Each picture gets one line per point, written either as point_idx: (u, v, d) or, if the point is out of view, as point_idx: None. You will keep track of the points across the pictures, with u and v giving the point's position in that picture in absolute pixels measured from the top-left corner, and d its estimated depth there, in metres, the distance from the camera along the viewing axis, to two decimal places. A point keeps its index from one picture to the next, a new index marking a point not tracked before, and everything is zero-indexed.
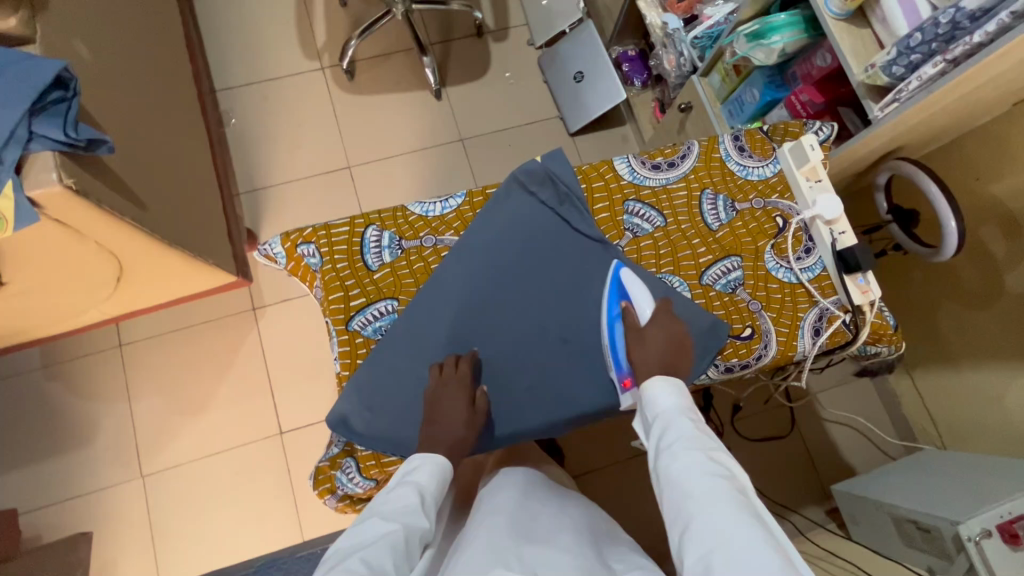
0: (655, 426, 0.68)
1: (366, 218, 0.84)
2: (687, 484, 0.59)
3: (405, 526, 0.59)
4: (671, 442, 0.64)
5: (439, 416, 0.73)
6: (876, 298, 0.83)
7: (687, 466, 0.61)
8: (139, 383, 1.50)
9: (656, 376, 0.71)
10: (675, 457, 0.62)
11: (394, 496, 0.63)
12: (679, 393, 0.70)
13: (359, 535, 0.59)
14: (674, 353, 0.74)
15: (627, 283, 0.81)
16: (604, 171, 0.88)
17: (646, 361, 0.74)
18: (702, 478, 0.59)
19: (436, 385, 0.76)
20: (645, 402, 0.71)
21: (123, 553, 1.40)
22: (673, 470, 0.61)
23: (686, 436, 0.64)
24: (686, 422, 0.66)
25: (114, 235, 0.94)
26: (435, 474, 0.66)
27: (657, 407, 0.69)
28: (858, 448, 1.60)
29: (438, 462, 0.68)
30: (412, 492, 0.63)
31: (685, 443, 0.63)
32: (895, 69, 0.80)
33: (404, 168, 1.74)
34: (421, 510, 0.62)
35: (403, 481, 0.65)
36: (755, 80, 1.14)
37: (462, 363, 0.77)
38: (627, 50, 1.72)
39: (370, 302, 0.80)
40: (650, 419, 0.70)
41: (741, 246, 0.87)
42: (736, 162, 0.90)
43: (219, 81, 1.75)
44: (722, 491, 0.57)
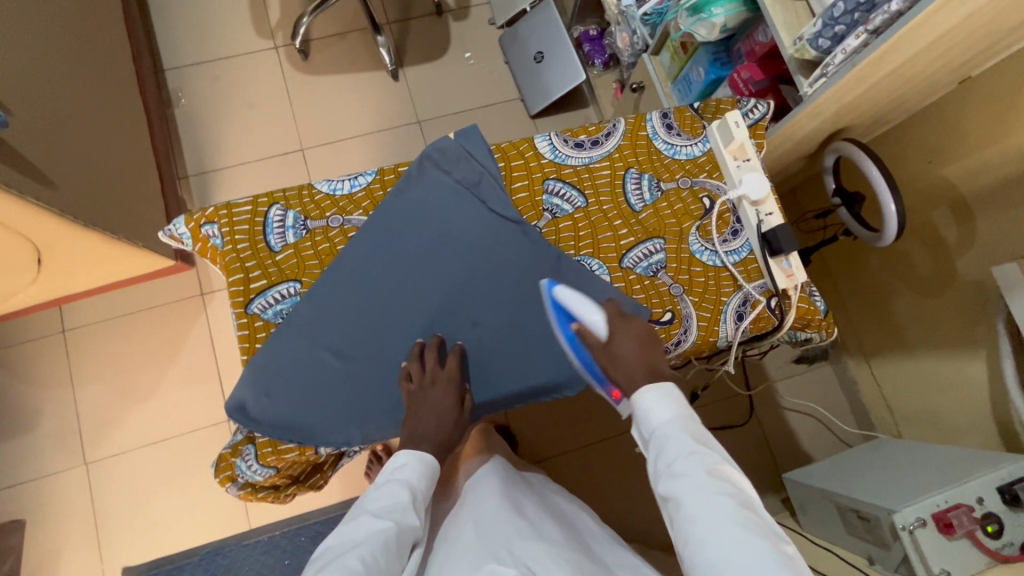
0: (653, 442, 0.64)
1: (270, 197, 0.80)
2: (692, 508, 0.57)
3: (396, 524, 0.65)
4: (671, 462, 0.61)
5: (427, 412, 0.73)
6: (800, 283, 0.80)
7: (693, 490, 0.58)
8: (84, 369, 1.47)
9: (644, 387, 0.66)
10: (679, 480, 0.59)
11: (385, 494, 0.67)
12: (674, 399, 0.65)
13: (352, 531, 0.64)
14: (648, 356, 0.70)
15: (563, 299, 0.73)
16: (524, 149, 0.85)
17: (628, 375, 0.68)
18: (711, 504, 0.56)
19: (423, 381, 0.74)
20: (636, 413, 0.66)
21: (67, 542, 1.38)
22: (678, 497, 0.58)
23: (688, 453, 0.61)
24: (685, 435, 0.62)
25: (21, 215, 0.90)
26: (421, 471, 0.70)
27: (653, 421, 0.65)
28: (817, 436, 1.59)
29: (424, 460, 0.71)
30: (401, 490, 0.68)
31: (687, 461, 0.60)
32: (821, 42, 0.77)
33: (359, 151, 1.69)
34: (410, 508, 0.67)
35: (390, 479, 0.69)
36: (700, 58, 1.11)
37: (452, 358, 0.76)
38: (589, 29, 1.66)
39: (272, 284, 0.77)
40: (644, 431, 0.66)
41: (665, 228, 0.84)
42: (664, 141, 0.87)
43: (168, 60, 1.69)
44: (735, 516, 0.55)
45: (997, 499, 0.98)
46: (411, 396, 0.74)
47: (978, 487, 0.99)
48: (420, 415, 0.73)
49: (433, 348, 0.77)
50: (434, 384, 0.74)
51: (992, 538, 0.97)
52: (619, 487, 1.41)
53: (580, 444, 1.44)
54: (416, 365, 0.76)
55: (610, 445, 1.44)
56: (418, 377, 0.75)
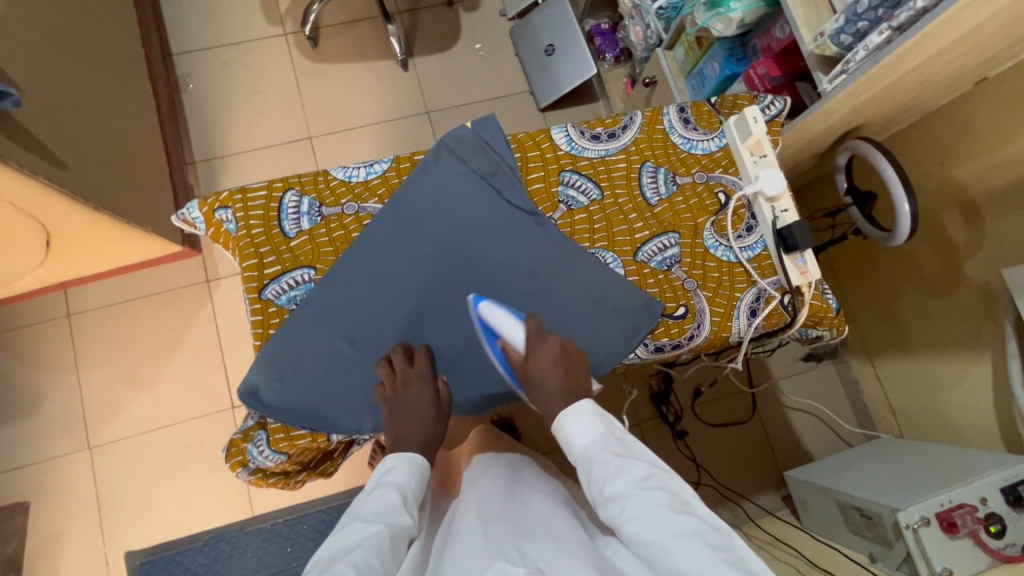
0: (580, 471, 0.65)
1: (285, 182, 0.80)
2: (629, 525, 0.57)
3: (389, 525, 0.61)
4: (600, 486, 0.61)
5: (405, 413, 0.73)
6: (814, 280, 0.80)
7: (625, 510, 0.58)
8: (88, 353, 1.47)
9: (561, 416, 0.68)
10: (611, 501, 0.60)
11: (374, 500, 0.65)
12: (590, 420, 0.67)
13: (343, 539, 0.60)
14: (566, 380, 0.71)
15: (488, 317, 0.75)
16: (540, 140, 0.84)
17: (546, 401, 0.71)
18: (646, 519, 0.56)
19: (396, 386, 0.74)
20: (563, 443, 0.68)
21: (70, 525, 1.39)
22: (616, 521, 0.58)
23: (612, 473, 0.61)
24: (607, 455, 0.63)
25: (32, 196, 0.90)
26: (411, 472, 0.69)
27: (577, 449, 0.66)
28: (818, 435, 1.60)
29: (413, 462, 0.71)
30: (391, 492, 0.66)
31: (613, 481, 0.61)
32: (843, 38, 0.77)
33: (367, 140, 1.68)
34: (403, 509, 0.64)
35: (380, 484, 0.68)
36: (716, 53, 1.10)
37: (420, 356, 0.76)
38: (601, 23, 1.64)
39: (286, 270, 0.77)
40: (572, 458, 0.67)
41: (679, 222, 0.84)
42: (680, 135, 0.87)
43: (177, 44, 1.68)
44: (673, 523, 0.55)
45: (1001, 500, 0.99)
46: (387, 403, 0.74)
47: (981, 487, 0.99)
48: (400, 419, 0.73)
49: (399, 352, 0.76)
50: (407, 386, 0.74)
51: (995, 538, 0.98)
52: None
53: None
54: (386, 370, 0.75)
55: None
56: (390, 381, 0.75)
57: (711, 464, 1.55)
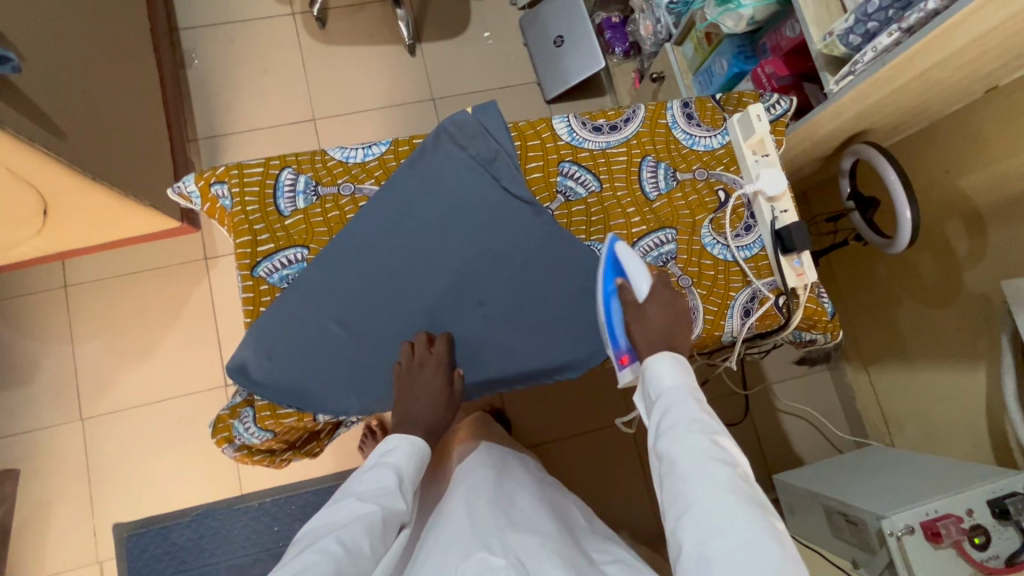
0: (658, 405, 0.65)
1: (282, 159, 0.79)
2: (687, 469, 0.58)
3: (381, 508, 0.65)
4: (675, 424, 0.62)
5: (414, 394, 0.74)
6: (810, 282, 0.79)
7: (691, 455, 0.59)
8: (83, 325, 1.47)
9: (664, 355, 0.68)
10: (679, 444, 0.60)
11: (375, 478, 0.67)
12: (687, 369, 0.67)
13: (336, 513, 0.64)
14: (671, 327, 0.71)
15: (620, 257, 0.74)
16: (541, 129, 0.83)
17: (647, 337, 0.70)
18: (708, 469, 0.58)
19: (412, 365, 0.75)
20: (648, 374, 0.68)
21: (60, 495, 1.39)
22: (677, 457, 0.59)
23: (693, 419, 0.62)
24: (691, 402, 0.64)
25: (30, 164, 0.89)
26: (410, 455, 0.71)
27: (663, 385, 0.66)
28: (809, 440, 1.60)
29: (414, 444, 0.72)
30: (389, 474, 0.68)
31: (691, 427, 0.61)
32: (851, 38, 0.76)
33: (371, 124, 1.67)
34: (396, 492, 0.67)
35: (380, 462, 0.70)
36: (725, 49, 1.09)
37: (440, 343, 0.77)
38: (612, 16, 1.63)
39: (279, 249, 0.76)
40: (651, 392, 0.67)
41: (678, 219, 0.83)
42: (683, 130, 0.86)
43: (183, 19, 1.67)
44: (730, 486, 0.56)
45: (986, 512, 0.99)
46: (400, 380, 0.75)
47: (967, 499, 0.99)
48: (408, 400, 0.74)
49: (422, 338, 0.77)
50: (421, 368, 0.75)
51: (979, 550, 0.98)
52: (609, 476, 1.42)
53: (574, 432, 1.44)
54: (407, 351, 0.76)
55: (603, 435, 1.45)
56: (408, 361, 0.76)
57: None
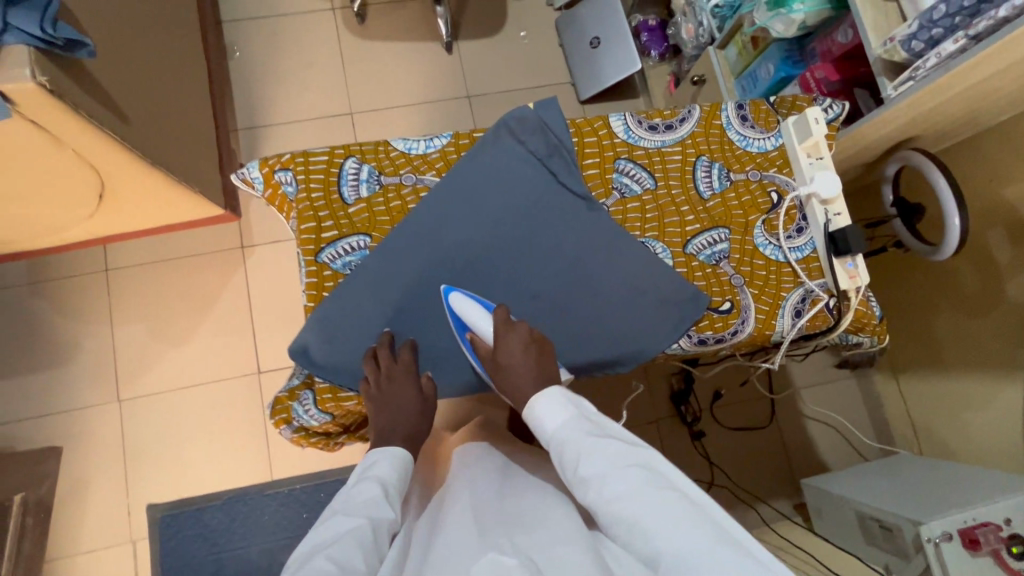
0: (556, 453, 0.65)
1: (346, 149, 0.80)
2: (608, 506, 0.58)
3: (369, 519, 0.60)
4: (577, 467, 0.62)
5: (388, 405, 0.74)
6: (863, 285, 0.80)
7: (605, 489, 0.59)
8: (123, 308, 1.50)
9: (535, 399, 0.69)
10: (586, 481, 0.61)
11: (359, 493, 0.64)
12: (565, 403, 0.68)
13: (323, 534, 0.59)
14: (537, 365, 0.71)
15: (458, 307, 0.76)
16: (598, 127, 0.85)
17: (517, 385, 0.71)
18: (626, 497, 0.58)
19: (380, 380, 0.74)
20: (535, 426, 0.68)
21: (96, 474, 1.42)
22: (594, 498, 0.60)
23: (588, 454, 0.62)
24: (583, 436, 0.64)
25: (97, 148, 0.91)
26: (394, 465, 0.69)
27: (550, 431, 0.66)
28: (835, 447, 1.60)
29: (394, 456, 0.70)
30: (374, 485, 0.65)
31: (590, 461, 0.62)
32: (914, 44, 0.76)
33: (407, 119, 1.69)
34: (385, 502, 0.63)
35: (364, 477, 0.67)
36: (772, 54, 1.10)
37: (405, 351, 0.77)
38: (648, 19, 1.64)
39: (342, 236, 0.78)
40: (544, 442, 0.67)
41: (731, 218, 0.84)
42: (737, 131, 0.87)
43: (226, 12, 1.70)
44: (652, 498, 0.57)
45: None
46: (372, 399, 0.74)
47: (1005, 508, 0.99)
48: (383, 414, 0.74)
49: (383, 346, 0.76)
50: (393, 379, 0.75)
51: (1015, 559, 0.96)
52: None
53: None
54: (371, 366, 0.75)
55: None
56: (375, 375, 0.75)
57: (728, 466, 1.56)
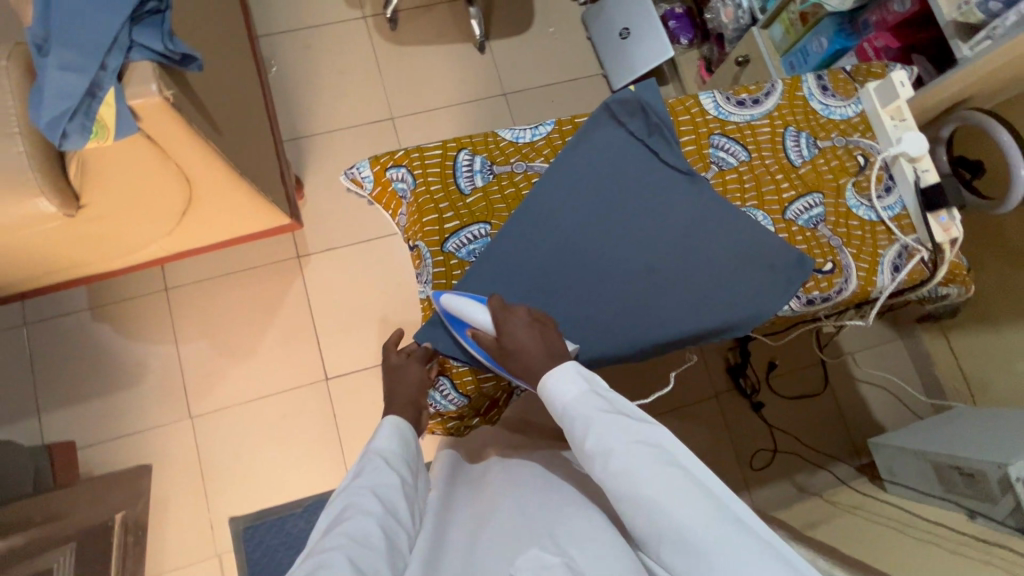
0: (566, 427, 0.64)
1: (458, 142, 0.84)
2: (619, 486, 0.58)
3: (374, 490, 0.66)
4: (586, 445, 0.61)
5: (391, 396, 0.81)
6: (958, 236, 0.84)
7: (612, 467, 0.59)
8: (186, 326, 1.51)
9: (544, 378, 0.67)
10: (594, 457, 0.60)
11: (362, 469, 0.69)
12: (575, 378, 0.66)
13: (336, 510, 0.65)
14: (541, 342, 0.70)
15: (451, 306, 0.75)
16: (691, 105, 0.88)
17: (524, 364, 0.69)
18: (636, 476, 0.57)
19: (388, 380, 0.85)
20: (546, 399, 0.67)
21: (175, 491, 1.42)
22: (605, 477, 0.59)
23: (596, 430, 0.61)
24: (593, 412, 0.62)
25: (196, 162, 0.93)
26: (391, 438, 0.73)
27: (561, 404, 0.65)
28: (888, 408, 1.64)
29: (391, 429, 0.75)
30: (375, 459, 0.70)
31: (599, 438, 0.60)
32: (991, 5, 0.81)
33: (447, 120, 1.72)
34: (388, 470, 0.69)
35: (365, 454, 0.72)
36: (825, 29, 1.15)
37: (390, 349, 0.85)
38: (675, 7, 1.70)
39: (464, 225, 0.81)
40: (554, 414, 0.66)
41: (823, 183, 0.88)
42: (819, 101, 0.91)
43: (261, 27, 1.71)
44: (661, 478, 0.56)
45: None
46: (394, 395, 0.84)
47: None
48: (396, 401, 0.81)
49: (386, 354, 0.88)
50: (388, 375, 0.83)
51: None
52: None
53: None
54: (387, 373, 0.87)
55: None
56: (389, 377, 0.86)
57: (794, 431, 1.61)
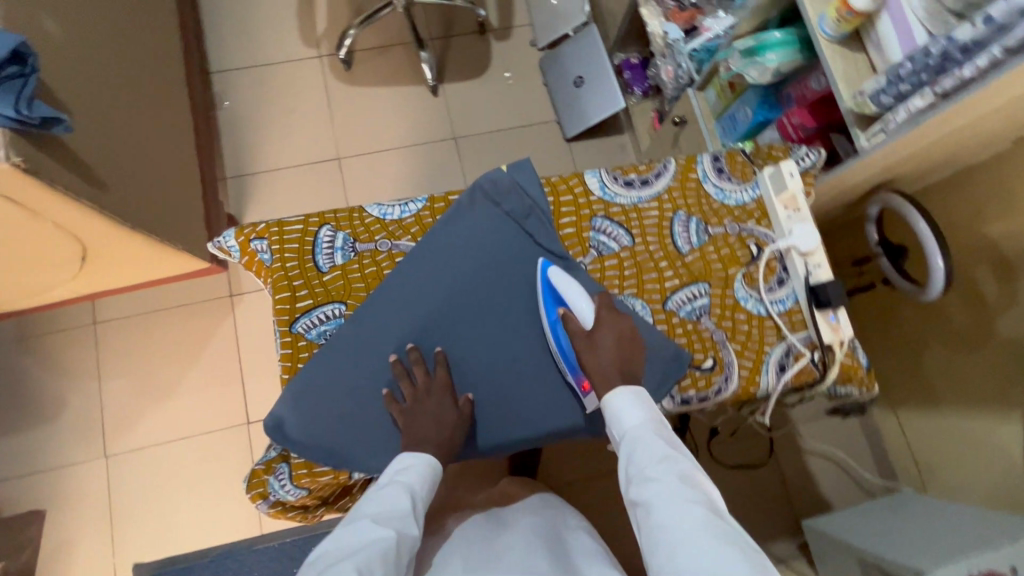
0: (623, 445, 0.65)
1: (321, 217, 0.81)
2: (660, 507, 0.57)
3: (396, 532, 0.62)
4: (641, 464, 0.62)
5: (422, 422, 0.73)
6: (846, 338, 0.79)
7: (658, 490, 0.58)
8: (110, 362, 1.49)
9: (621, 389, 0.68)
10: (647, 480, 0.60)
11: (385, 496, 0.65)
12: (648, 406, 0.67)
13: (349, 537, 0.61)
14: (627, 357, 0.71)
15: (557, 284, 0.76)
16: (574, 184, 0.85)
17: (602, 367, 0.70)
18: (679, 505, 0.56)
19: (417, 397, 0.74)
20: (610, 416, 0.68)
21: (81, 533, 1.39)
22: (647, 497, 0.58)
23: (657, 457, 0.61)
24: (656, 440, 0.63)
25: (75, 218, 0.91)
26: (424, 476, 0.69)
27: (626, 423, 0.66)
28: (836, 482, 1.56)
29: (426, 463, 0.70)
30: (401, 496, 0.66)
31: (655, 463, 0.61)
32: (883, 98, 0.77)
33: (394, 162, 1.71)
34: (410, 513, 0.65)
35: (391, 480, 0.68)
36: (749, 98, 1.11)
37: (440, 369, 0.76)
38: (631, 56, 1.66)
39: (317, 304, 0.78)
40: (616, 434, 0.67)
41: (710, 273, 0.83)
42: (714, 184, 0.87)
43: (215, 63, 1.72)
44: (702, 516, 0.55)
45: None
46: (404, 413, 0.73)
47: (1011, 555, 0.94)
48: (417, 428, 0.72)
49: (419, 363, 0.75)
50: (428, 397, 0.74)
51: None
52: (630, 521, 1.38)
53: (596, 472, 1.42)
54: (406, 382, 0.75)
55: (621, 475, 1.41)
56: (411, 393, 0.74)
57: (732, 503, 1.53)
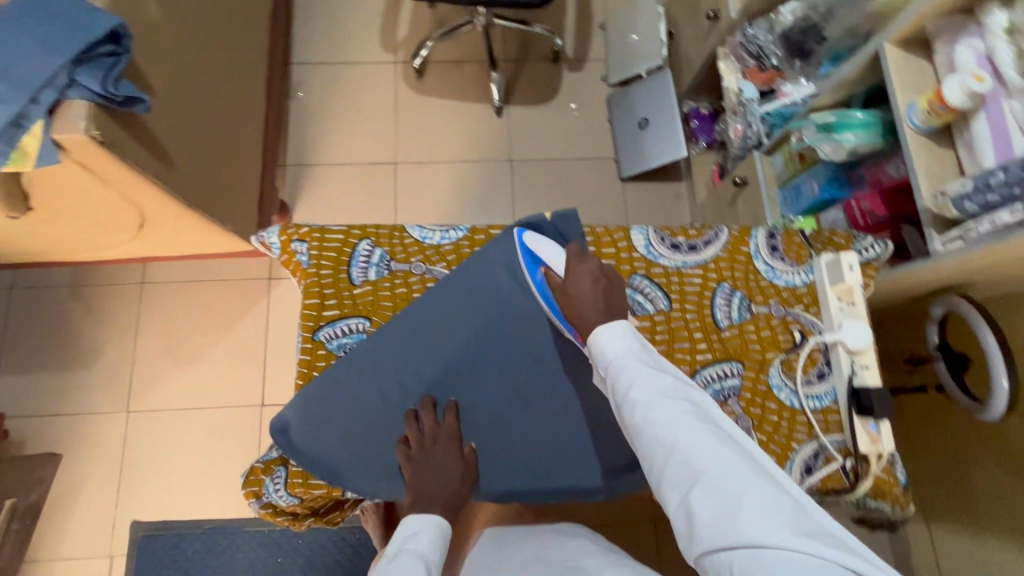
0: (608, 378, 0.61)
1: (362, 230, 0.82)
2: (656, 434, 0.54)
3: None
4: (628, 394, 0.58)
5: (428, 471, 0.72)
6: (885, 451, 0.73)
7: (652, 415, 0.55)
8: (149, 321, 1.56)
9: (601, 326, 0.64)
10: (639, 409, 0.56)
11: (396, 565, 0.61)
12: (625, 332, 0.62)
13: None
14: (607, 296, 0.68)
15: (533, 245, 0.77)
16: (618, 238, 0.82)
17: (588, 319, 0.66)
18: (674, 428, 0.54)
19: (424, 444, 0.73)
20: (593, 354, 0.63)
21: (90, 480, 1.45)
22: (640, 427, 0.56)
23: (642, 381, 0.58)
24: (642, 365, 0.59)
25: (138, 189, 0.96)
26: (435, 539, 0.66)
27: (607, 357, 0.61)
28: None
29: (436, 525, 0.68)
30: (414, 560, 0.62)
31: (641, 388, 0.57)
32: (966, 205, 0.72)
33: (447, 175, 1.73)
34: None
35: (401, 550, 0.64)
36: (818, 173, 1.06)
37: (448, 416, 0.75)
38: (700, 107, 1.64)
39: (343, 316, 0.78)
40: (600, 369, 0.63)
41: (746, 353, 0.79)
42: (765, 261, 0.83)
43: (298, 55, 1.80)
44: (698, 433, 0.53)
45: None
46: (410, 462, 0.72)
47: None
48: (426, 477, 0.71)
49: (426, 409, 0.75)
50: (435, 445, 0.73)
51: None
52: None
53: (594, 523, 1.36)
54: (412, 429, 0.74)
55: (620, 530, 1.35)
56: (417, 440, 0.73)
57: None
